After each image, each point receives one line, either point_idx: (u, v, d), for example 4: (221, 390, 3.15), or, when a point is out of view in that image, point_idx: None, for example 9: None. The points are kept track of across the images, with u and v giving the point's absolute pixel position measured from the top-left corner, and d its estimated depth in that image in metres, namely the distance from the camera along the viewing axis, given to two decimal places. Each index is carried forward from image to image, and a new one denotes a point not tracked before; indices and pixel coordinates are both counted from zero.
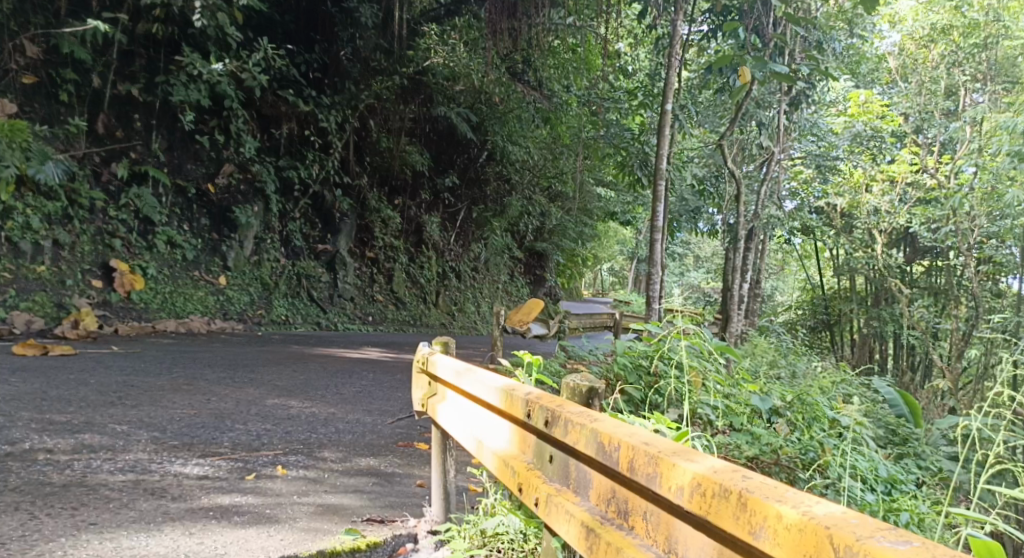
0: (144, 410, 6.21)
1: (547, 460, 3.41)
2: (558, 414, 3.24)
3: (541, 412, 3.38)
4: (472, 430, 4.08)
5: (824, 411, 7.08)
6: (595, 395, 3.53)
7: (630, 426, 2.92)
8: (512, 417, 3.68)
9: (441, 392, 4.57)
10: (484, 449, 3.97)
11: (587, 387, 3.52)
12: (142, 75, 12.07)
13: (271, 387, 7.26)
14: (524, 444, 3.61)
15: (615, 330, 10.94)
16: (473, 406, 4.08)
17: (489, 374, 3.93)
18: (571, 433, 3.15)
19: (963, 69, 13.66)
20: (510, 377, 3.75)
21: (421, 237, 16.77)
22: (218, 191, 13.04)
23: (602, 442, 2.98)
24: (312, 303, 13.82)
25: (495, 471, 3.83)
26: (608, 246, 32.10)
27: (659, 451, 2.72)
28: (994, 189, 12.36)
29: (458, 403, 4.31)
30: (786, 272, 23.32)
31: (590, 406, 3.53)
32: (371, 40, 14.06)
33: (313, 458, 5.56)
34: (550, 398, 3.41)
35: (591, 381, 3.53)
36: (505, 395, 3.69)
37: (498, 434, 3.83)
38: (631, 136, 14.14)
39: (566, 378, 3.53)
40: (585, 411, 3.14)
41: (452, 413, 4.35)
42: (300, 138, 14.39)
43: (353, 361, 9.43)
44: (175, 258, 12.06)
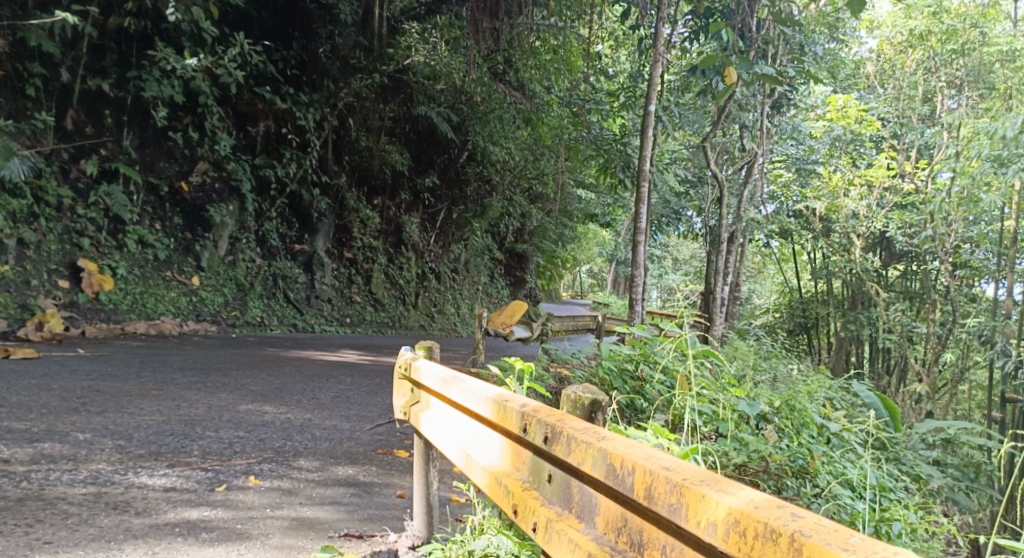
0: (109, 417, 5.95)
1: (544, 479, 3.33)
2: (560, 429, 3.19)
3: (540, 427, 3.31)
4: (458, 442, 3.95)
5: (813, 418, 6.97)
6: (598, 409, 3.45)
7: (646, 448, 2.93)
8: (504, 430, 3.57)
9: (425, 400, 4.38)
10: (473, 463, 3.83)
11: (589, 400, 3.46)
12: (113, 71, 11.74)
13: (244, 393, 7.02)
14: (518, 460, 3.50)
15: (597, 332, 10.80)
16: (459, 417, 3.95)
17: (479, 383, 3.80)
18: (575, 451, 3.12)
19: (940, 75, 13.61)
20: (501, 387, 3.64)
21: (400, 238, 16.53)
22: (192, 190, 12.74)
23: (613, 462, 2.97)
24: (289, 304, 13.56)
25: (484, 487, 3.71)
26: (586, 248, 31.89)
27: (685, 479, 2.75)
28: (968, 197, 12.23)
29: (443, 413, 4.13)
30: (764, 275, 23.30)
31: (593, 420, 3.46)
32: (351, 38, 13.69)
33: (288, 468, 5.34)
34: (548, 411, 3.34)
35: (592, 394, 3.47)
36: (497, 407, 3.58)
37: (488, 448, 3.70)
38: (612, 137, 13.96)
39: (567, 391, 3.47)
40: (591, 428, 3.12)
41: (435, 421, 4.20)
42: (277, 136, 14.13)
43: (330, 364, 9.19)
44: (147, 258, 11.78)
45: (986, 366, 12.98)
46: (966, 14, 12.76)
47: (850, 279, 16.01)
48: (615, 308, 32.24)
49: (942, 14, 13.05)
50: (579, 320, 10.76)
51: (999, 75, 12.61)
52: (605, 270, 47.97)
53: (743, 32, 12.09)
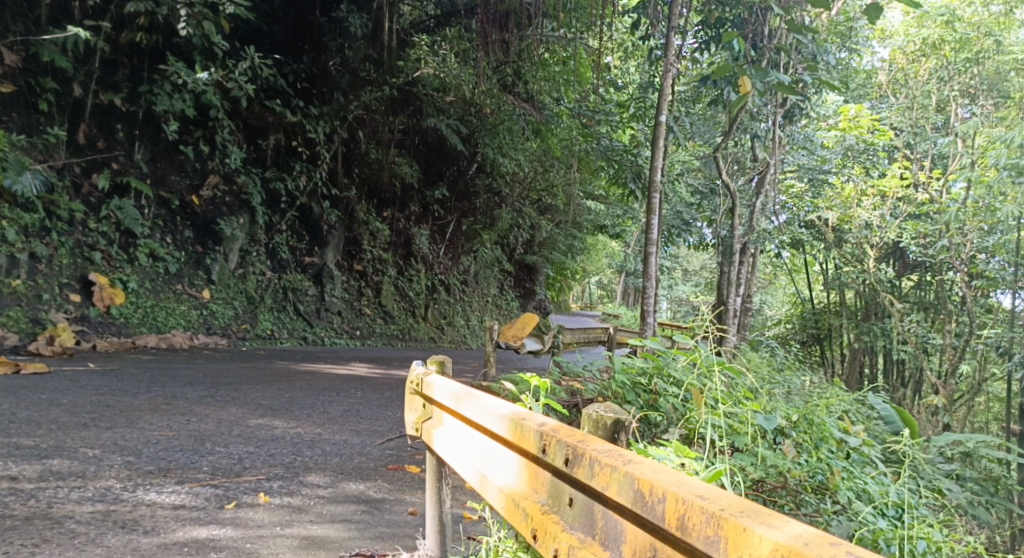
0: (118, 432, 5.91)
1: (564, 502, 3.31)
2: (582, 451, 3.19)
3: (560, 448, 3.30)
4: (470, 461, 3.90)
5: (832, 432, 6.82)
6: (621, 429, 3.45)
7: (676, 475, 2.95)
8: (521, 449, 3.54)
9: (437, 416, 4.32)
10: (487, 483, 3.77)
11: (612, 419, 3.45)
12: (125, 85, 11.77)
13: (254, 407, 6.96)
14: (535, 480, 3.47)
15: (609, 344, 10.74)
16: (471, 434, 3.91)
17: (494, 400, 3.76)
18: (599, 474, 3.12)
19: (952, 85, 13.52)
20: (518, 405, 3.62)
21: (409, 249, 16.50)
22: (203, 203, 12.76)
23: (640, 487, 2.97)
24: (299, 317, 13.52)
25: (500, 508, 3.65)
26: (596, 260, 31.75)
27: (721, 509, 2.76)
28: (991, 202, 12.07)
29: (456, 430, 4.07)
30: (775, 286, 23.13)
31: (617, 440, 3.46)
32: (361, 51, 13.72)
33: (298, 484, 5.28)
34: (567, 430, 3.33)
35: (615, 412, 3.45)
36: (514, 425, 3.55)
37: (505, 468, 3.65)
38: (624, 147, 13.88)
39: (590, 411, 3.45)
40: (615, 451, 3.12)
41: (445, 438, 4.15)
42: (286, 149, 14.11)
43: (340, 378, 9.13)
44: (158, 271, 11.80)
45: (1003, 378, 12.84)
46: (980, 23, 12.65)
47: (863, 290, 15.85)
48: (627, 320, 32.06)
49: (956, 22, 12.94)
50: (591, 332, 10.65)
51: (1016, 83, 12.46)
52: (615, 281, 47.78)
53: (754, 41, 12.04)
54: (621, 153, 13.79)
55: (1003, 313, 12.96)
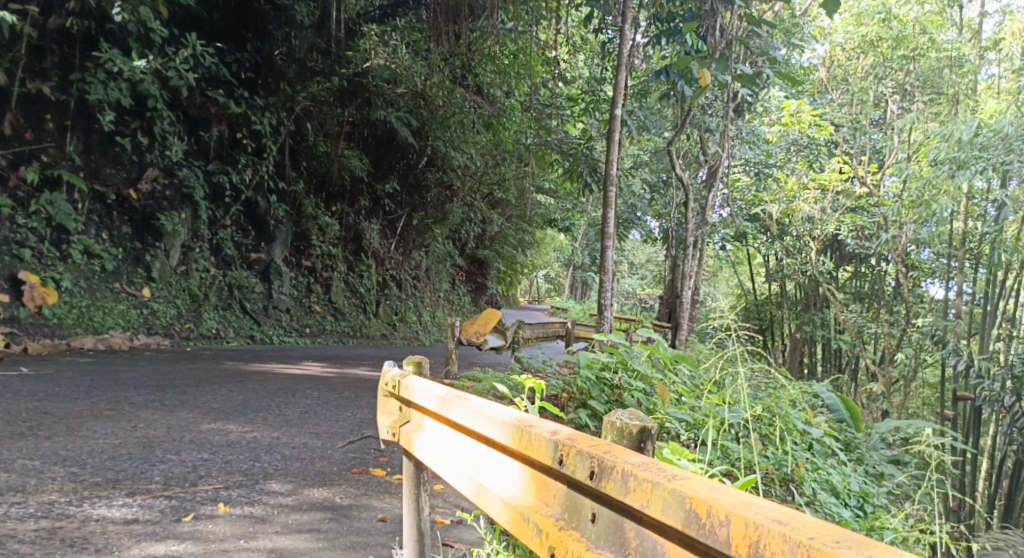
0: (60, 441, 5.54)
1: (583, 517, 3.24)
2: (616, 467, 3.11)
3: (581, 459, 3.21)
4: (463, 469, 3.77)
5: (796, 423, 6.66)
6: (648, 438, 3.27)
7: (736, 494, 2.91)
8: (526, 459, 3.44)
9: (417, 420, 4.15)
10: (485, 493, 3.65)
11: (638, 428, 3.27)
12: (54, 73, 11.14)
13: (205, 411, 6.63)
14: (545, 491, 3.38)
15: (567, 338, 10.63)
16: (463, 440, 3.78)
17: (487, 405, 3.65)
18: (636, 489, 3.05)
19: (886, 82, 13.65)
20: (519, 410, 3.50)
21: (360, 245, 16.21)
22: (142, 198, 12.22)
23: (693, 506, 2.92)
24: (245, 315, 13.10)
25: (502, 519, 3.54)
26: (543, 254, 31.62)
27: (808, 538, 2.75)
28: (915, 200, 12.12)
29: (440, 434, 3.94)
30: (718, 278, 23.39)
31: (642, 450, 3.27)
32: (308, 39, 13.10)
33: (259, 492, 5.01)
34: (586, 440, 3.25)
35: (641, 421, 3.29)
36: (518, 432, 3.43)
37: (506, 478, 3.55)
38: (578, 141, 13.58)
39: (613, 419, 3.27)
40: (653, 465, 3.05)
41: (430, 443, 4.01)
42: (230, 141, 13.64)
43: (292, 378, 8.80)
44: (94, 269, 11.28)
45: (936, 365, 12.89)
46: (914, 20, 12.64)
47: (805, 282, 16.03)
48: (573, 312, 32.12)
49: (891, 21, 12.86)
50: (549, 327, 10.53)
51: (947, 80, 12.42)
52: (560, 275, 47.81)
53: None
54: (576, 146, 13.60)
55: (935, 302, 13.24)
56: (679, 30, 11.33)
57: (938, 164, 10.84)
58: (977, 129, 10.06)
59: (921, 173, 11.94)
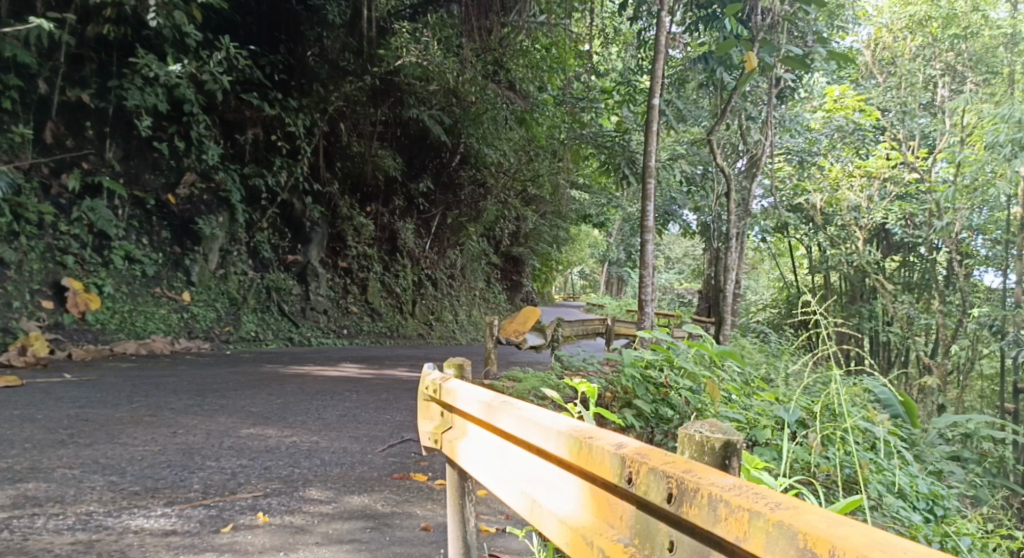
0: (99, 449, 5.51)
1: (658, 544, 2.99)
2: (708, 493, 2.83)
3: (654, 477, 2.98)
4: (515, 483, 3.60)
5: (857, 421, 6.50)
6: (732, 453, 3.04)
7: (865, 531, 2.63)
8: (586, 474, 3.25)
9: (461, 427, 4.01)
10: (539, 510, 3.46)
11: (722, 443, 3.05)
12: (93, 81, 11.20)
13: (244, 415, 6.57)
14: (608, 511, 3.18)
15: (607, 335, 10.40)
16: (513, 449, 3.63)
17: (539, 413, 3.47)
18: (728, 516, 2.79)
19: (936, 63, 13.08)
20: (576, 420, 3.32)
21: (395, 245, 16.22)
22: (180, 202, 12.29)
23: (809, 543, 2.64)
24: (284, 317, 13.11)
25: (557, 539, 3.35)
26: (580, 250, 31.41)
27: None
28: (969, 184, 11.69)
29: (487, 443, 3.78)
30: (759, 271, 23.00)
31: (726, 467, 3.05)
32: (339, 39, 13.18)
33: (299, 500, 4.91)
34: (659, 456, 3.02)
35: (724, 433, 3.06)
36: (576, 444, 3.25)
37: (563, 495, 3.36)
38: (615, 132, 13.22)
39: (692, 431, 3.06)
40: (749, 491, 2.78)
41: (476, 452, 3.85)
42: (265, 143, 13.68)
43: (331, 380, 8.73)
44: (135, 274, 11.35)
45: (993, 356, 12.41)
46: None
47: (851, 272, 15.62)
48: (612, 307, 31.86)
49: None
50: (589, 324, 10.27)
51: (1004, 59, 11.92)
52: (596, 271, 47.54)
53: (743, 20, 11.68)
54: (613, 139, 13.13)
55: (990, 291, 12.78)
56: (717, 15, 11.07)
57: (995, 145, 10.43)
58: None
59: (976, 156, 11.49)
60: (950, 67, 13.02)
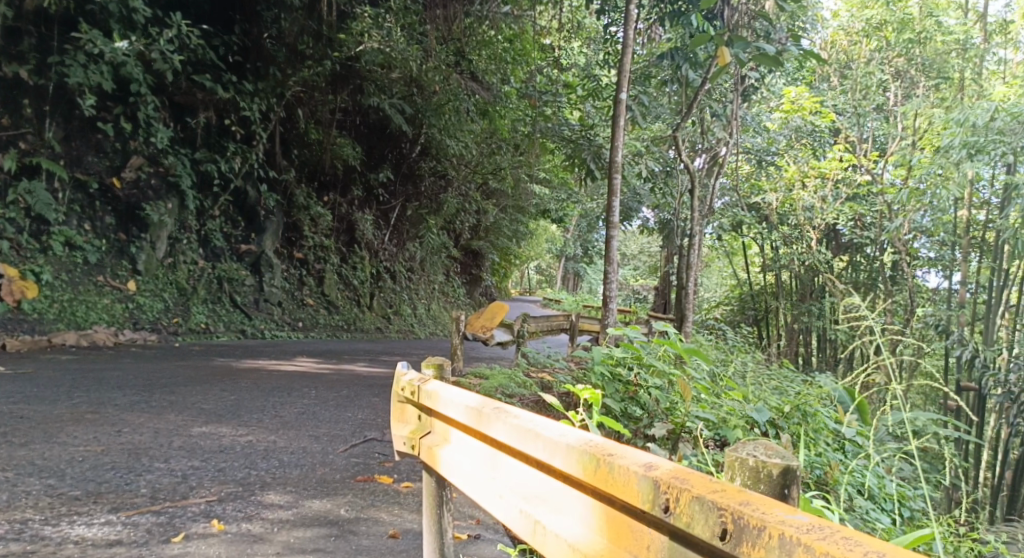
0: (37, 449, 5.13)
1: None
2: (784, 535, 2.55)
3: (700, 507, 2.71)
4: (513, 500, 3.37)
5: (827, 423, 6.47)
6: (791, 481, 2.78)
7: None
8: (602, 495, 3.02)
9: (447, 435, 3.80)
10: (542, 531, 3.23)
11: (781, 469, 2.77)
12: (32, 56, 10.57)
13: (195, 412, 6.22)
14: (628, 538, 2.95)
15: (572, 331, 10.23)
16: (511, 462, 3.42)
17: (545, 425, 3.24)
18: None
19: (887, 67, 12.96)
20: (589, 434, 3.09)
21: (353, 236, 15.88)
22: (126, 187, 11.77)
23: None
24: (235, 309, 12.65)
25: None
26: (536, 246, 31.28)
27: None
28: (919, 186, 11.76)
29: (479, 454, 3.57)
30: (712, 268, 23.11)
31: (786, 496, 2.78)
32: (297, 22, 12.45)
33: (256, 505, 4.62)
34: (704, 483, 2.75)
35: (782, 458, 2.79)
36: (592, 462, 3.03)
37: (571, 516, 3.14)
38: (581, 129, 12.68)
39: (747, 456, 2.78)
40: (834, 536, 2.52)
41: (467, 465, 3.64)
42: (218, 128, 13.24)
43: (287, 375, 8.38)
44: (75, 262, 10.86)
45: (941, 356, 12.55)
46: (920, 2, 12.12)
47: (802, 271, 15.66)
48: (567, 303, 31.82)
49: (895, 4, 12.41)
50: (554, 320, 10.07)
51: (955, 65, 11.66)
52: (550, 268, 47.41)
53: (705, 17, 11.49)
54: (577, 134, 12.61)
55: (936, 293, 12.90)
56: (682, 11, 10.67)
57: (948, 149, 10.37)
58: (994, 112, 9.52)
59: (926, 159, 11.59)
60: (900, 72, 12.97)
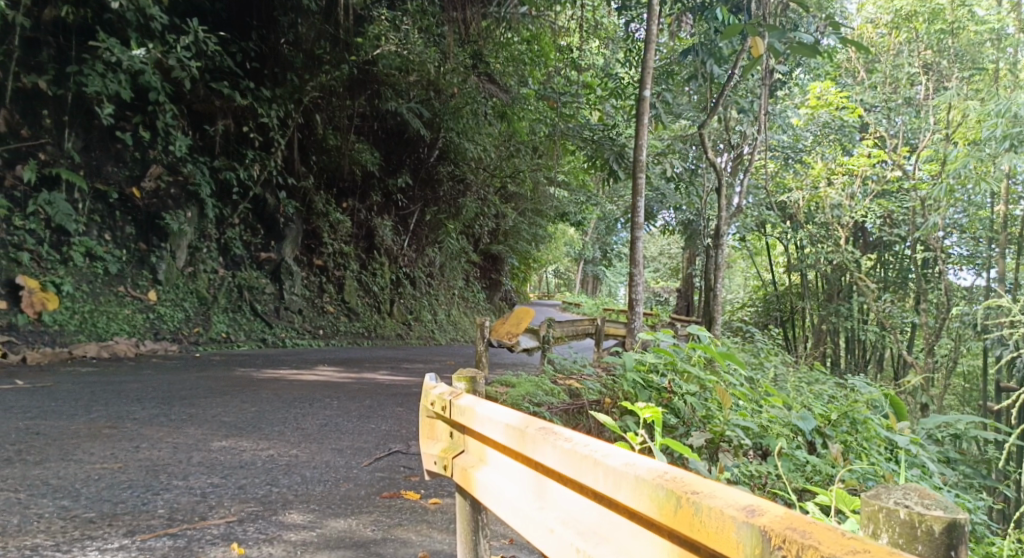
0: (52, 467, 5.00)
1: None
2: None
3: None
4: (566, 534, 3.46)
5: (878, 432, 6.36)
6: (953, 538, 3.01)
7: None
8: (681, 537, 3.16)
9: (486, 457, 3.85)
10: None
11: (942, 526, 3.00)
12: (51, 67, 10.50)
13: (215, 425, 6.05)
14: None
15: (597, 335, 9.91)
16: (561, 492, 3.51)
17: (610, 458, 3.34)
18: None
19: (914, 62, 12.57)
20: (667, 472, 3.22)
21: (372, 242, 15.74)
22: (146, 196, 11.69)
23: None
24: (256, 317, 12.52)
25: None
26: (557, 248, 30.89)
27: None
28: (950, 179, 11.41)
29: (525, 481, 3.65)
30: (735, 268, 22.70)
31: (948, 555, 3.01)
32: (315, 27, 12.47)
33: (277, 525, 4.48)
34: (836, 542, 2.95)
35: (947, 516, 3.01)
36: (674, 503, 3.16)
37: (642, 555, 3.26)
38: (603, 128, 12.32)
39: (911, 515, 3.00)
40: None
41: (507, 489, 3.72)
42: (236, 135, 13.07)
43: (309, 385, 8.20)
44: (96, 272, 10.77)
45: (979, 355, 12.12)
46: None
47: (829, 271, 15.26)
48: (589, 306, 31.47)
49: None
50: (578, 324, 9.77)
51: (989, 56, 11.43)
52: (570, 271, 46.99)
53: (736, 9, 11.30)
54: (600, 132, 12.25)
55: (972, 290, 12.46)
56: (708, 5, 10.45)
57: (988, 140, 9.90)
58: None
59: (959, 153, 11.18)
60: (929, 64, 12.50)
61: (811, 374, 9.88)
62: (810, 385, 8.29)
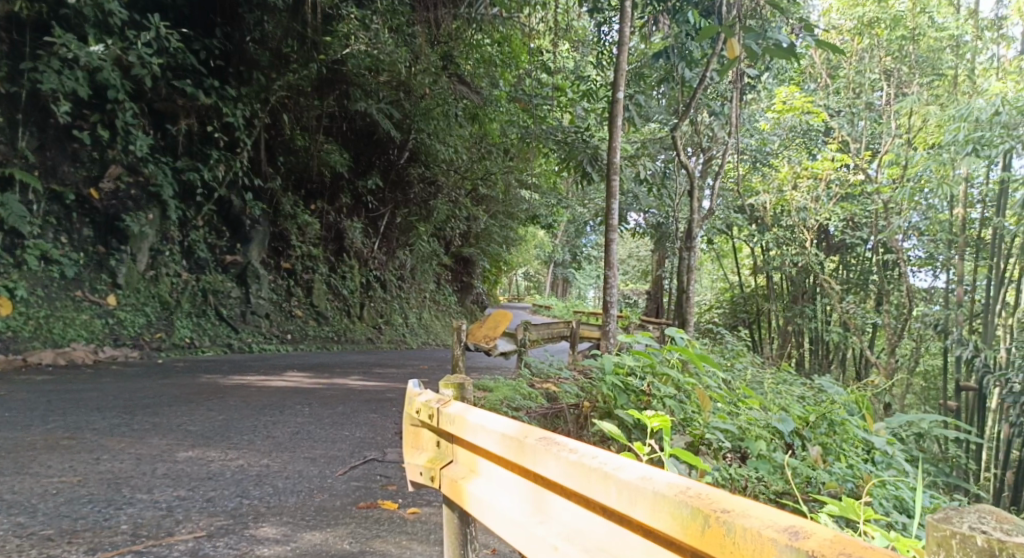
0: (6, 481, 4.75)
1: None
2: None
3: None
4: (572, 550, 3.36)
5: (856, 433, 6.35)
6: None
7: None
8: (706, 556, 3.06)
9: (480, 469, 3.74)
10: None
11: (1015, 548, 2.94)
12: (4, 63, 10.12)
13: (181, 435, 5.82)
14: None
15: (571, 338, 9.80)
16: (567, 507, 3.41)
17: (623, 471, 3.25)
18: None
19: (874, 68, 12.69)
20: (691, 488, 3.12)
21: (341, 245, 15.51)
22: (104, 197, 11.33)
23: None
24: (221, 321, 12.20)
25: None
26: (526, 251, 30.82)
27: None
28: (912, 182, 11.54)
29: (524, 494, 3.55)
30: (701, 272, 22.80)
31: None
32: (283, 24, 12.18)
33: (248, 540, 4.29)
34: None
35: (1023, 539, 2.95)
36: (700, 522, 3.06)
37: None
38: (574, 129, 12.17)
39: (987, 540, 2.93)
40: None
41: (505, 502, 3.62)
42: (200, 135, 12.71)
43: (278, 391, 7.97)
44: (52, 276, 10.43)
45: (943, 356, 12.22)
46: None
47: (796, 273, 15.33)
48: (557, 308, 31.45)
49: None
50: (552, 327, 9.66)
51: (948, 61, 11.51)
52: (538, 274, 46.96)
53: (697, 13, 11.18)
54: (569, 134, 12.07)
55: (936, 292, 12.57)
56: (676, 9, 10.40)
57: (946, 145, 9.85)
58: (996, 107, 9.02)
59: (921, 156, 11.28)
60: (889, 70, 12.61)
61: (782, 375, 9.89)
62: (784, 386, 8.27)
